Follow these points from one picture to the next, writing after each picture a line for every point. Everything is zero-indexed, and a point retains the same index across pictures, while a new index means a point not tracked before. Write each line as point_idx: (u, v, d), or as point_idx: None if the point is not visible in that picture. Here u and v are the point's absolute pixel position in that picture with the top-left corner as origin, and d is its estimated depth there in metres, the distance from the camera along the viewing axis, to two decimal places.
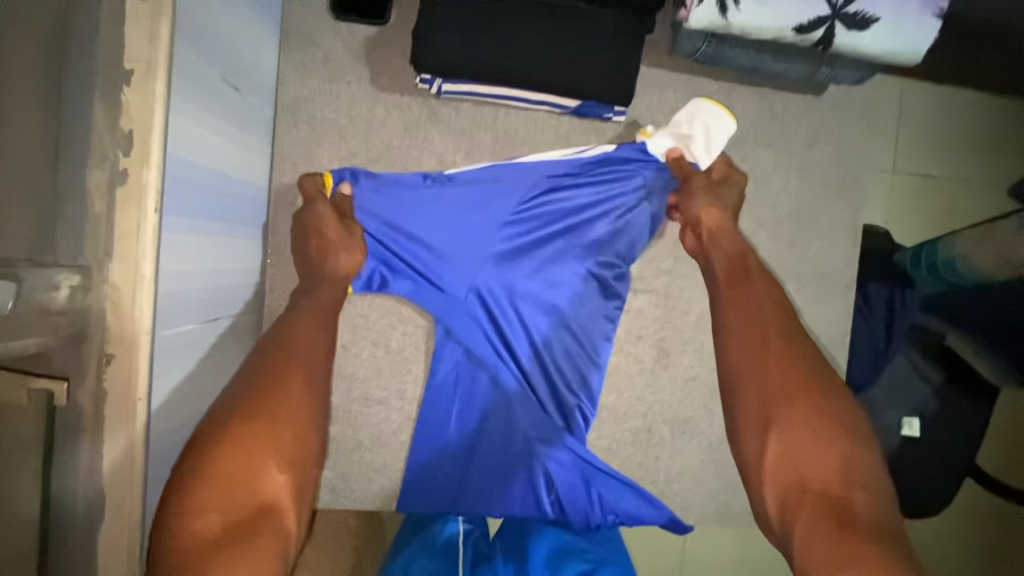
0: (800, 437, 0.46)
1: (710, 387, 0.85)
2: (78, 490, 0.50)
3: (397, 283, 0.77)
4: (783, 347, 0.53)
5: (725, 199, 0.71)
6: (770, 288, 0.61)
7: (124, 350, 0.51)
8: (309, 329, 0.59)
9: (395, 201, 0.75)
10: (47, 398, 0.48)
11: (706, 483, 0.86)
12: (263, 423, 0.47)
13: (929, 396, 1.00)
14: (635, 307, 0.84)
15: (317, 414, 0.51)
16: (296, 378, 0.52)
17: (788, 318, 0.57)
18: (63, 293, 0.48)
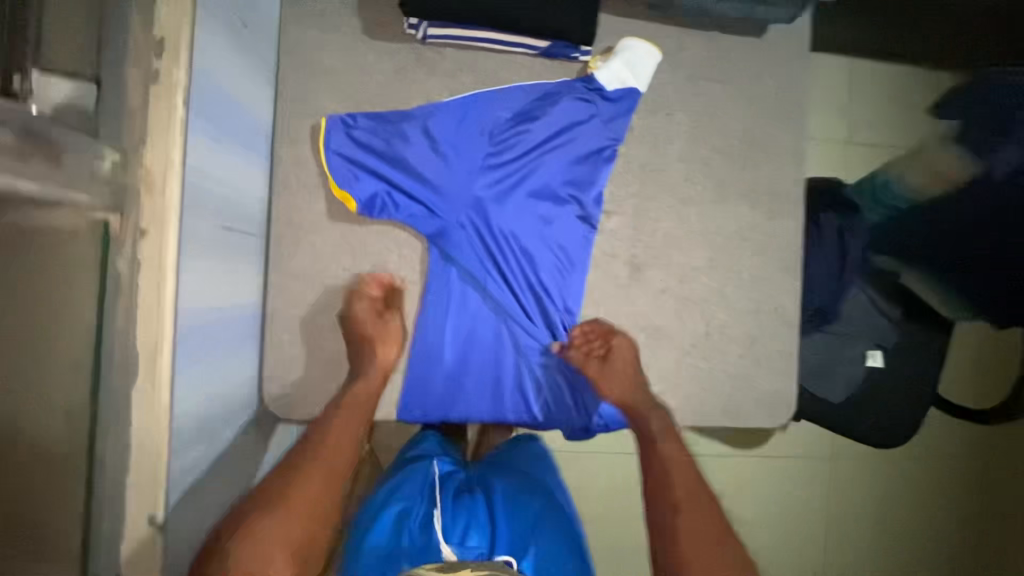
0: (702, 559, 0.68)
1: (679, 297, 0.94)
2: (119, 341, 0.58)
3: (396, 206, 0.88)
4: (690, 502, 0.74)
5: (621, 378, 0.88)
6: (672, 447, 0.82)
7: (155, 226, 0.60)
8: (340, 437, 0.77)
9: (385, 137, 0.88)
10: (104, 224, 0.56)
11: (680, 386, 0.94)
12: (292, 526, 0.65)
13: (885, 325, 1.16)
14: (609, 228, 0.93)
15: (319, 511, 0.69)
16: (315, 478, 0.71)
17: (691, 479, 0.77)
18: (108, 164, 0.55)
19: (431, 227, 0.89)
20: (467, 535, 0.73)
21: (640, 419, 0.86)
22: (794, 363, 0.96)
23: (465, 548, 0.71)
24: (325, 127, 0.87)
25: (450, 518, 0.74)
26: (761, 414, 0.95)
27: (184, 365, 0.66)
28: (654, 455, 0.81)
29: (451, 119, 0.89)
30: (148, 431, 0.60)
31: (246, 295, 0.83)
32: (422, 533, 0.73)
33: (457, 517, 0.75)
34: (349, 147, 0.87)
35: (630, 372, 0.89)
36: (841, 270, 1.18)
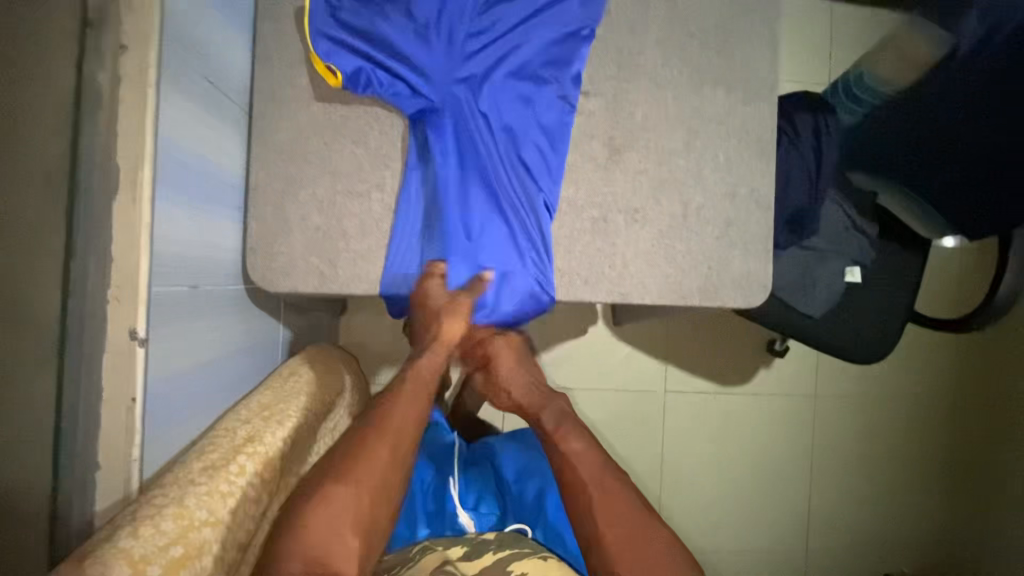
0: (626, 556, 0.74)
1: (657, 178, 0.96)
2: (98, 154, 0.59)
3: (381, 83, 0.87)
4: (602, 497, 0.80)
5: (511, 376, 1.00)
6: (579, 442, 0.88)
7: (137, 43, 0.61)
8: (402, 412, 0.81)
9: (368, 16, 0.87)
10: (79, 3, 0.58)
11: (660, 266, 0.96)
12: (363, 501, 0.69)
13: (865, 246, 1.27)
14: (587, 110, 0.94)
15: (387, 488, 0.73)
16: (382, 448, 0.75)
17: (599, 472, 0.83)
18: None
19: (414, 107, 0.89)
20: (478, 501, 1.06)
21: (535, 412, 0.96)
22: (769, 246, 0.98)
23: (477, 512, 1.04)
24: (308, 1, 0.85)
25: (462, 490, 1.06)
26: (737, 295, 0.97)
27: (166, 193, 0.67)
28: (563, 458, 0.86)
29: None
30: (128, 244, 0.61)
31: (226, 160, 0.84)
32: (434, 498, 1.04)
33: (469, 486, 1.07)
34: (332, 24, 0.87)
35: (517, 376, 1.01)
36: (818, 171, 1.18)
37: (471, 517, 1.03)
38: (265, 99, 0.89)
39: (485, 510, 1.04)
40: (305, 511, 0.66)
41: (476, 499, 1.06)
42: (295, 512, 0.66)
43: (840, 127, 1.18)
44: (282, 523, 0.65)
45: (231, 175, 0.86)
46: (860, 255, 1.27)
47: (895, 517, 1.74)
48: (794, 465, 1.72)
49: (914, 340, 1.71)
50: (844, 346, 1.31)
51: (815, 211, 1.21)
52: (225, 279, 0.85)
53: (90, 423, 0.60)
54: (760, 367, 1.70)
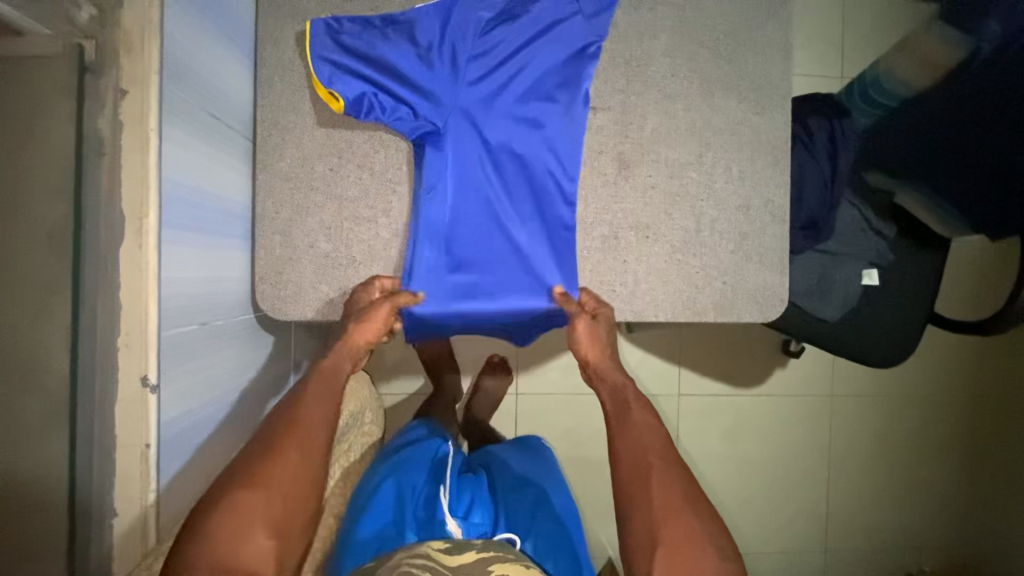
0: (672, 527, 0.70)
1: (669, 192, 0.94)
2: (102, 205, 0.59)
3: (383, 109, 0.85)
4: (661, 467, 0.76)
5: (599, 344, 0.89)
6: (645, 413, 0.83)
7: (135, 87, 0.60)
8: (313, 407, 0.75)
9: (368, 38, 0.85)
10: (79, 50, 0.58)
11: (671, 282, 0.95)
12: (274, 502, 0.65)
13: (884, 248, 1.24)
14: (595, 125, 0.93)
15: (301, 488, 0.68)
16: (291, 452, 0.69)
17: (661, 444, 0.79)
18: (84, 15, 0.59)
19: (414, 130, 0.86)
20: (469, 510, 0.93)
21: (615, 385, 0.88)
22: (785, 258, 0.96)
23: (467, 521, 0.90)
24: (310, 29, 0.85)
25: (453, 497, 0.94)
26: (752, 310, 0.95)
27: (173, 236, 0.66)
28: (623, 425, 0.81)
29: (433, 20, 0.86)
30: (136, 291, 0.60)
31: (232, 190, 0.83)
32: (424, 506, 0.93)
33: (460, 495, 0.96)
34: (333, 48, 0.85)
35: (608, 344, 0.91)
36: (833, 174, 1.14)
37: (460, 526, 0.89)
38: (268, 126, 0.88)
39: (476, 520, 0.91)
40: (208, 526, 0.61)
41: (467, 509, 0.93)
42: (198, 527, 0.61)
43: (855, 130, 1.13)
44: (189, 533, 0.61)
45: (239, 207, 0.85)
46: (878, 258, 1.24)
47: (915, 519, 1.72)
48: (812, 468, 1.70)
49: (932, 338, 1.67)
50: (861, 353, 1.29)
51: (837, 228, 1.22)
52: (235, 310, 0.84)
53: (105, 472, 0.60)
54: (775, 368, 1.68)
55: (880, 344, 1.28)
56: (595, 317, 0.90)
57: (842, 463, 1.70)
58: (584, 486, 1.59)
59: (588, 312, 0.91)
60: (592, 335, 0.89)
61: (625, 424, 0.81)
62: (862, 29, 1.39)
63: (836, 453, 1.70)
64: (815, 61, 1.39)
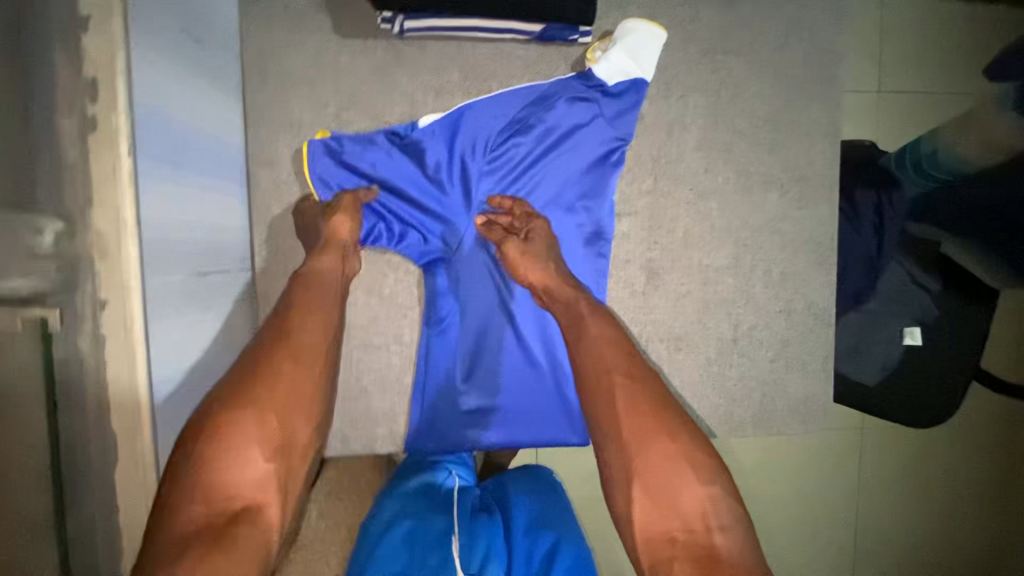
0: (649, 452, 0.61)
1: (703, 300, 0.86)
2: (90, 433, 0.53)
3: (389, 235, 0.80)
4: (625, 384, 0.67)
5: (536, 256, 0.77)
6: (603, 327, 0.73)
7: (117, 297, 0.53)
8: (311, 325, 0.67)
9: (371, 158, 0.77)
10: (43, 324, 0.48)
11: (706, 395, 0.88)
12: (250, 429, 0.55)
13: (930, 303, 1.05)
14: (621, 232, 0.85)
15: (298, 401, 0.61)
16: (283, 365, 0.61)
17: (625, 360, 0.69)
18: (48, 238, 0.49)
19: (424, 257, 0.82)
20: (484, 564, 0.68)
21: (563, 296, 0.77)
22: (830, 363, 0.88)
23: None
24: (307, 146, 0.76)
25: (464, 548, 0.69)
26: (795, 422, 0.88)
27: (169, 440, 0.59)
28: (579, 344, 0.72)
29: (441, 137, 0.78)
30: (139, 516, 0.56)
31: (235, 336, 0.76)
32: (431, 555, 0.68)
33: (473, 539, 0.71)
34: (336, 172, 0.77)
35: (542, 249, 0.78)
36: (879, 248, 1.04)
37: None
38: (267, 255, 0.81)
39: None
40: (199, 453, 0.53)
41: (482, 563, 0.68)
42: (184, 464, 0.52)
43: (904, 200, 1.02)
44: (172, 493, 0.51)
45: None
46: (923, 314, 1.06)
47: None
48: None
49: None
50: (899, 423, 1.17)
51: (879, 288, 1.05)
52: None
53: None
54: None
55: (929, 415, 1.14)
56: (530, 231, 0.79)
57: None
58: None
59: (523, 226, 0.79)
60: (523, 253, 0.77)
61: (579, 344, 0.72)
62: None
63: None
64: None
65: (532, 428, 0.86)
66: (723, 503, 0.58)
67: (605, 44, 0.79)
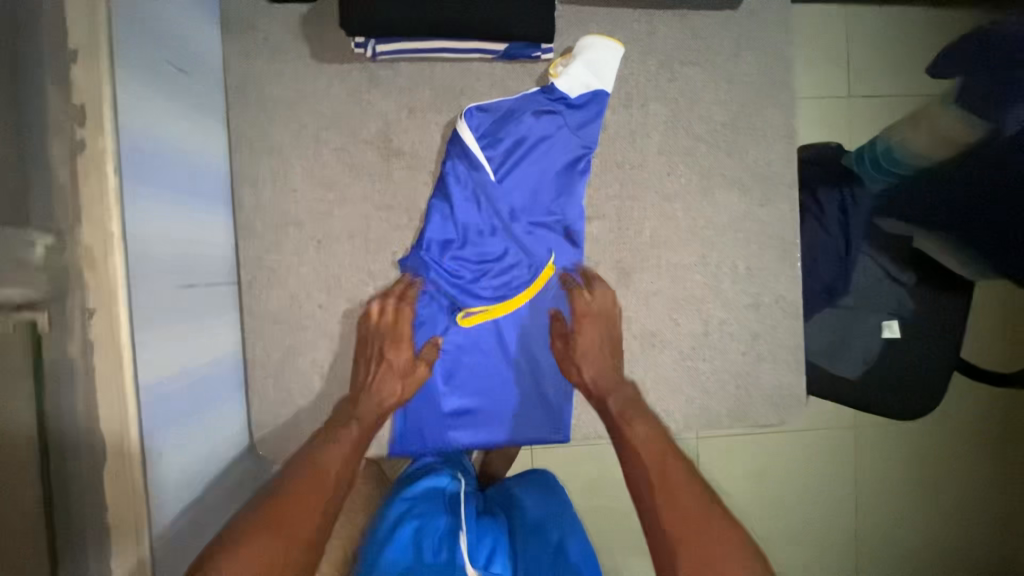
0: (697, 536, 0.63)
1: (673, 297, 0.89)
2: (79, 436, 0.56)
3: (426, 241, 0.85)
4: (673, 473, 0.70)
5: (591, 357, 0.85)
6: (645, 425, 0.77)
7: (104, 306, 0.57)
8: (336, 454, 0.73)
9: (451, 165, 0.84)
10: (31, 327, 0.53)
11: (682, 390, 0.90)
12: (261, 544, 0.58)
13: (906, 297, 1.08)
14: (590, 235, 0.89)
15: (309, 528, 0.63)
16: (309, 496, 0.66)
17: (671, 455, 0.72)
18: (40, 251, 0.53)
19: (436, 262, 0.85)
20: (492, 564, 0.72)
21: (603, 405, 0.82)
22: (800, 354, 0.91)
23: None
24: (447, 145, 0.84)
25: (473, 546, 0.73)
26: (770, 411, 0.91)
27: (155, 441, 0.63)
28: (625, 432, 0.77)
29: (434, 152, 0.86)
30: (124, 513, 0.58)
31: (219, 345, 0.80)
32: (443, 552, 0.72)
33: (480, 538, 0.75)
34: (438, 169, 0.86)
35: (598, 354, 0.85)
36: (847, 245, 1.07)
37: None
38: (251, 267, 0.84)
39: None
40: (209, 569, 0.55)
41: (487, 561, 0.73)
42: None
43: (869, 196, 1.05)
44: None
45: (229, 356, 0.82)
46: (899, 307, 1.08)
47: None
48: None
49: None
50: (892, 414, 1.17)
51: (853, 283, 1.09)
52: (233, 462, 0.81)
53: None
54: None
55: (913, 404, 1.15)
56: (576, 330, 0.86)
57: None
58: None
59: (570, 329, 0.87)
60: (572, 343, 0.86)
61: (624, 430, 0.77)
62: None
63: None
64: None
65: (505, 430, 0.89)
66: None
67: (569, 57, 0.84)
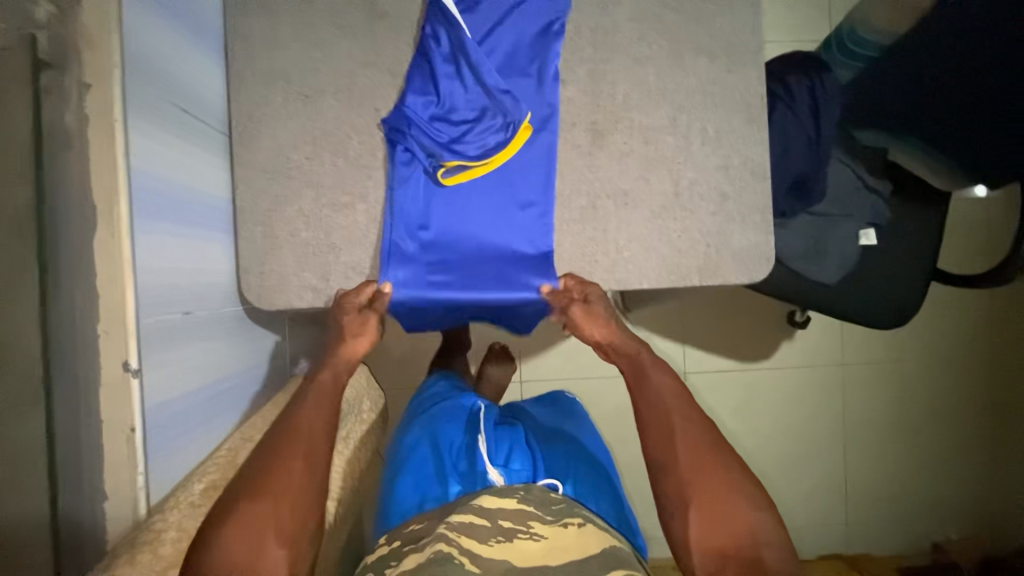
0: (708, 491, 0.69)
1: (646, 158, 0.93)
2: (72, 198, 0.60)
3: (408, 100, 0.89)
4: (686, 424, 0.75)
5: (600, 319, 0.89)
6: (663, 375, 0.81)
7: (99, 80, 0.61)
8: (309, 417, 0.73)
9: (432, 26, 0.88)
10: (31, 42, 0.58)
11: (655, 249, 0.94)
12: (262, 514, 0.62)
13: (881, 206, 1.15)
14: (565, 97, 0.92)
15: (309, 496, 0.66)
16: (296, 461, 0.67)
17: (686, 407, 0.77)
18: (42, 12, 0.59)
19: (417, 118, 0.89)
20: (509, 458, 0.96)
21: (627, 354, 0.87)
22: (769, 216, 0.94)
23: (508, 468, 0.93)
24: (427, 7, 0.89)
25: (492, 446, 0.98)
26: (739, 271, 0.94)
27: (146, 225, 0.67)
28: (643, 390, 0.80)
29: (414, 16, 0.90)
30: (113, 278, 0.62)
31: (208, 181, 0.84)
32: (463, 457, 0.98)
33: (497, 442, 1.00)
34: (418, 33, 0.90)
35: (611, 321, 0.90)
36: (816, 133, 1.11)
37: (501, 472, 0.92)
38: (242, 120, 0.89)
39: (516, 466, 0.94)
40: (219, 533, 0.60)
41: (507, 458, 0.96)
42: (204, 546, 0.59)
43: (837, 84, 1.12)
44: (206, 539, 0.59)
45: (216, 198, 0.86)
46: (876, 216, 1.15)
47: (919, 482, 1.80)
48: (814, 443, 1.78)
49: (937, 314, 1.77)
50: (881, 312, 1.21)
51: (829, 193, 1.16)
52: (216, 297, 0.85)
53: (93, 463, 0.61)
54: (783, 339, 1.77)
55: (898, 298, 1.20)
56: (583, 297, 0.91)
57: (854, 432, 1.79)
58: None
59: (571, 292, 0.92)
60: (588, 320, 0.90)
61: (642, 386, 0.81)
62: None
63: (835, 421, 1.79)
64: (781, 27, 1.39)
65: (497, 291, 0.93)
66: (770, 524, 0.67)
67: None
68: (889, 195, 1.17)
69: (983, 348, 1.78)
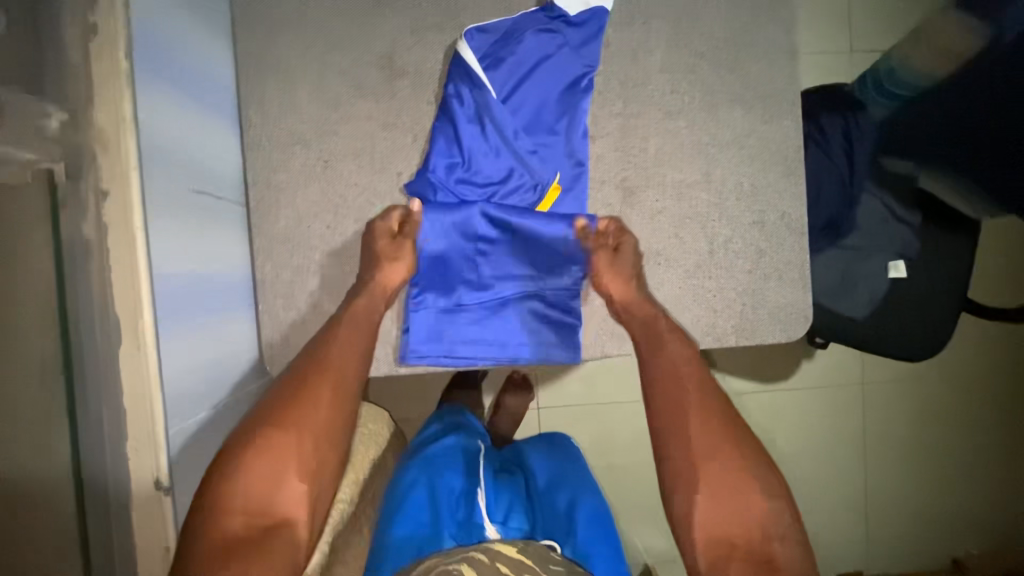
0: (721, 473, 0.70)
1: (679, 216, 0.90)
2: (95, 315, 0.57)
3: (432, 163, 0.85)
4: (701, 399, 0.76)
5: (624, 274, 0.86)
6: (680, 344, 0.82)
7: (118, 187, 0.58)
8: (340, 353, 0.77)
9: (455, 85, 0.83)
10: (48, 173, 0.53)
11: (688, 309, 0.91)
12: (289, 443, 0.66)
13: (909, 236, 1.10)
14: (595, 153, 0.89)
15: (331, 429, 0.71)
16: (323, 393, 0.72)
17: (703, 376, 0.78)
18: (55, 125, 0.54)
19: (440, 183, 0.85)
20: (506, 515, 0.94)
21: (642, 317, 0.85)
22: (806, 272, 0.91)
23: (506, 526, 0.92)
24: (450, 65, 0.84)
25: (490, 499, 0.95)
26: (776, 330, 0.91)
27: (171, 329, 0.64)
28: (657, 349, 0.82)
29: (436, 75, 0.86)
30: (141, 396, 0.59)
31: (228, 257, 0.81)
32: (460, 507, 0.93)
33: (496, 496, 0.96)
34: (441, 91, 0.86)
35: (635, 272, 0.87)
36: (850, 175, 1.10)
37: (497, 529, 0.91)
38: (260, 188, 0.85)
39: (513, 525, 0.92)
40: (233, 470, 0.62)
41: (505, 513, 0.94)
42: (216, 479, 0.62)
43: (871, 122, 1.09)
44: (223, 463, 0.63)
45: (238, 273, 0.83)
46: (904, 248, 1.10)
47: (937, 500, 1.80)
48: (834, 463, 1.77)
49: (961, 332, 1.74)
50: (904, 345, 1.13)
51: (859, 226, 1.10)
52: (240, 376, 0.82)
53: None
54: (803, 361, 1.74)
55: (921, 332, 1.13)
56: (615, 244, 0.87)
57: (874, 451, 1.78)
58: (617, 500, 1.56)
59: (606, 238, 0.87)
60: (613, 275, 0.86)
61: (654, 349, 0.82)
62: (864, 9, 1.33)
63: (855, 441, 1.77)
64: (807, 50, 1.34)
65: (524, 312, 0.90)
66: (781, 516, 0.68)
67: None
68: (920, 227, 1.10)
69: (1006, 366, 1.76)
